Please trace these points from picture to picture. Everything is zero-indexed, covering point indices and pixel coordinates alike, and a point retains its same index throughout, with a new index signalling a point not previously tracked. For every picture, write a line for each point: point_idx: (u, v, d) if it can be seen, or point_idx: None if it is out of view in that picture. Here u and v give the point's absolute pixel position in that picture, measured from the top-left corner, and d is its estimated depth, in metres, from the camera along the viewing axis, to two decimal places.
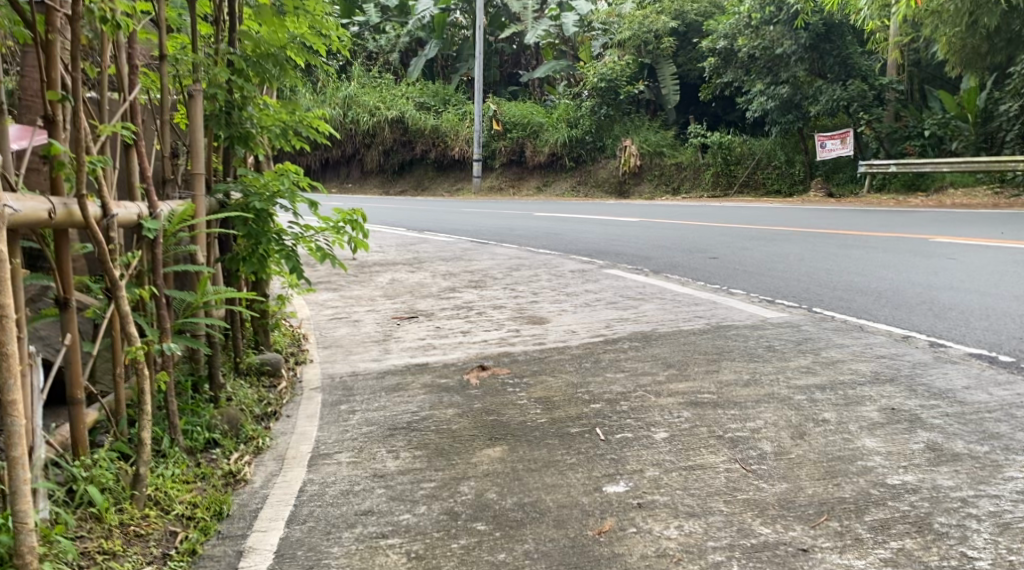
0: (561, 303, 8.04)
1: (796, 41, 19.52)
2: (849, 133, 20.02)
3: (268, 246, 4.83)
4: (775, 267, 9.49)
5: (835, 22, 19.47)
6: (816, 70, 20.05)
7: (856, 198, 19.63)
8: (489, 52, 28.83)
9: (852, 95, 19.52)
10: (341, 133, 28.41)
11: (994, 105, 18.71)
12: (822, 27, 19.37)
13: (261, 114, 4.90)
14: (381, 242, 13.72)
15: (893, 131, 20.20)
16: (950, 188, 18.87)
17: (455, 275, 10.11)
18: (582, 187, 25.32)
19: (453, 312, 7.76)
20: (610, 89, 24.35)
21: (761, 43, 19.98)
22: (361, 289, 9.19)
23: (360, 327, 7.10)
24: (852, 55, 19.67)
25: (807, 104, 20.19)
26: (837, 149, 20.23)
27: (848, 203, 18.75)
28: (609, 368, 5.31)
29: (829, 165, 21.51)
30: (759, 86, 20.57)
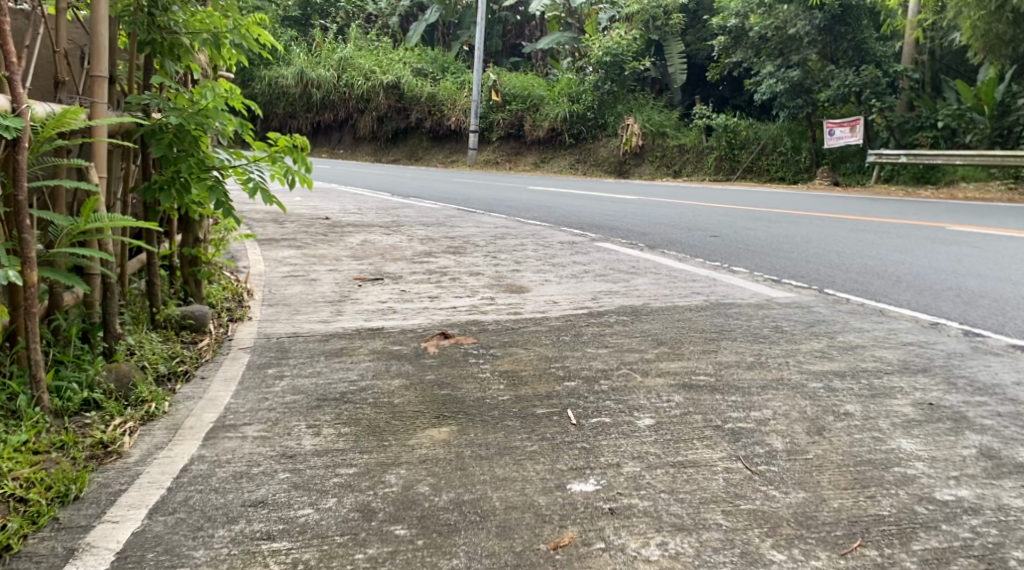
0: (545, 273, 7.29)
1: (809, 21, 18.71)
2: (858, 121, 19.20)
3: (190, 173, 4.20)
4: (781, 248, 8.75)
5: (851, 4, 18.62)
6: (826, 54, 19.30)
7: (863, 189, 18.85)
8: (492, 21, 27.92)
9: (865, 82, 18.60)
10: (336, 97, 27.64)
11: (1011, 98, 17.90)
12: (838, 8, 18.54)
13: (187, 16, 4.27)
14: (362, 204, 12.99)
15: (906, 121, 19.34)
16: (960, 182, 18.12)
17: (434, 241, 9.37)
18: (581, 165, 24.49)
19: (424, 277, 7.04)
20: (615, 64, 23.36)
21: (772, 23, 19.23)
22: (329, 248, 8.47)
23: (316, 287, 6.38)
24: (867, 40, 18.93)
25: (816, 89, 19.39)
26: (845, 138, 19.44)
27: (853, 193, 17.99)
28: (590, 343, 4.57)
29: (835, 154, 20.68)
30: (767, 68, 19.76)
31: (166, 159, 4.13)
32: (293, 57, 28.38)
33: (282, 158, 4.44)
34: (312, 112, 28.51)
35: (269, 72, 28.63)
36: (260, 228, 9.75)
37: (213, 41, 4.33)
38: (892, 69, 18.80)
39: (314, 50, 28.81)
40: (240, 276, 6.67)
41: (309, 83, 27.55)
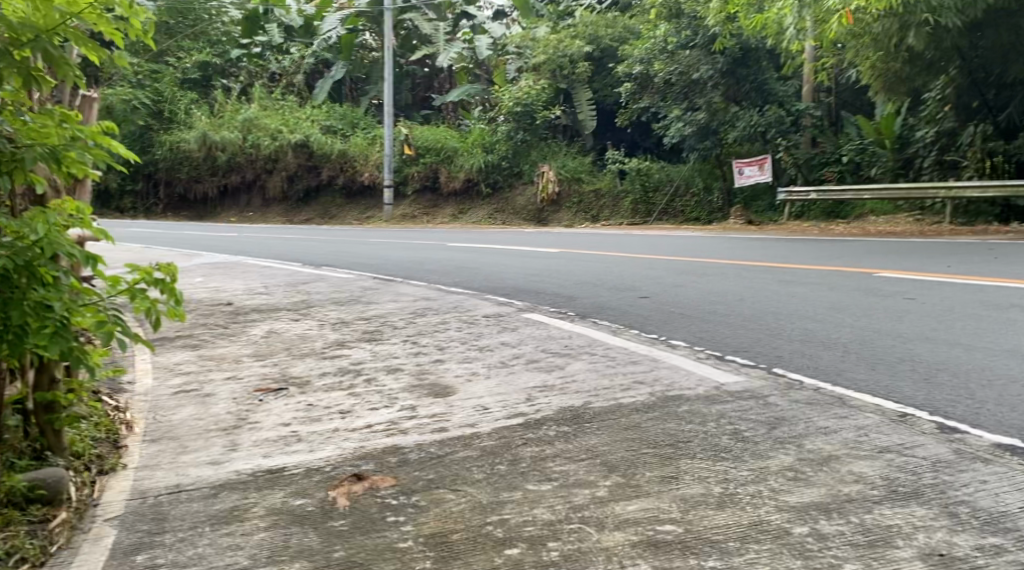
0: (471, 362, 6.68)
1: (713, 65, 18.67)
2: (766, 158, 19.16)
3: (26, 316, 3.96)
4: (716, 310, 8.27)
5: (751, 47, 18.71)
6: (733, 95, 19.23)
7: (777, 225, 18.70)
8: (399, 76, 27.54)
9: (770, 121, 18.70)
10: (240, 159, 26.70)
11: (910, 131, 18.01)
12: (738, 51, 18.56)
13: (21, 129, 4.27)
14: (270, 280, 12.26)
15: (811, 157, 19.12)
16: (870, 215, 18.01)
17: (348, 324, 8.71)
18: (499, 215, 23.86)
19: (336, 379, 6.36)
20: (525, 114, 23.05)
21: (676, 68, 19.12)
22: (231, 345, 7.77)
23: (215, 406, 5.68)
24: (768, 81, 19.03)
25: (724, 130, 19.29)
26: (755, 176, 19.29)
27: (772, 231, 17.74)
28: (532, 485, 4.01)
29: (747, 193, 20.46)
30: (674, 112, 19.62)
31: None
32: (194, 120, 27.50)
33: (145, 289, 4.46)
34: (217, 174, 27.55)
35: (169, 136, 27.63)
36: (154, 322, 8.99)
37: (51, 155, 4.26)
38: (798, 107, 18.80)
39: (217, 112, 27.99)
40: (123, 398, 5.99)
41: (212, 146, 26.69)
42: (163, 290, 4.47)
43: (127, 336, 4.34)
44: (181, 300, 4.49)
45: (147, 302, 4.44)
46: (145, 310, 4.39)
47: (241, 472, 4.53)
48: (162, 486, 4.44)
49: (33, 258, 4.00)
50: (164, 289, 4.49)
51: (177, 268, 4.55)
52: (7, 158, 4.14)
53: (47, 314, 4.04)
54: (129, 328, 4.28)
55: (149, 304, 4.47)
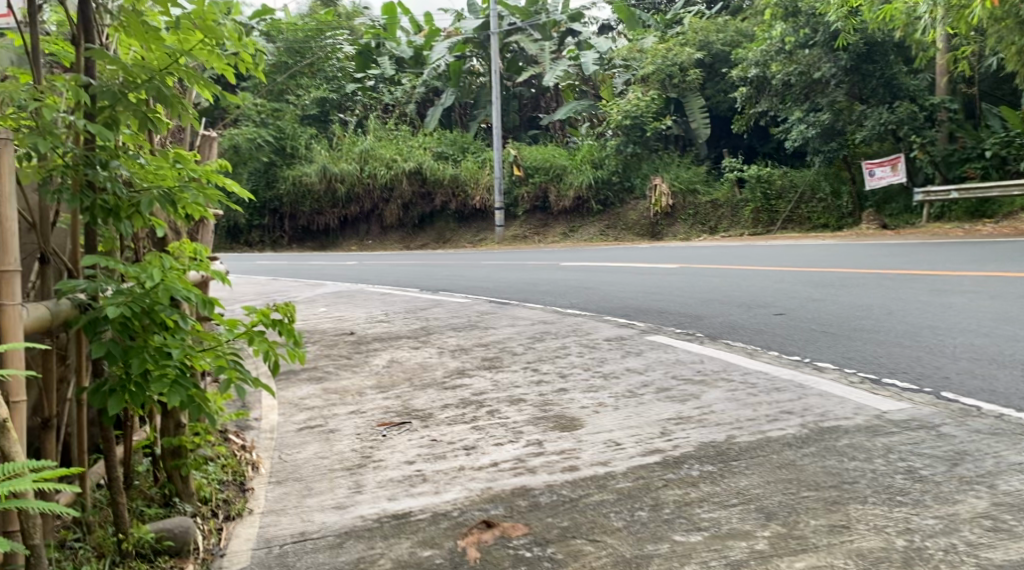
0: (598, 391, 6.27)
1: (835, 63, 17.85)
2: (900, 158, 18.16)
3: (145, 364, 3.75)
4: (862, 327, 7.68)
5: (877, 41, 17.79)
6: (856, 94, 18.33)
7: (914, 228, 17.79)
8: (507, 97, 27.50)
9: (902, 118, 17.54)
10: (357, 189, 26.98)
11: None
12: (863, 47, 17.70)
13: (138, 173, 4.01)
14: (389, 308, 12.12)
15: (951, 154, 18.24)
16: (1019, 213, 16.86)
17: (467, 351, 8.41)
18: (612, 231, 23.35)
19: (458, 411, 6.04)
20: (636, 126, 22.60)
21: (795, 69, 18.32)
22: (353, 376, 7.56)
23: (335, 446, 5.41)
24: (898, 75, 17.93)
25: (850, 130, 18.44)
26: (888, 177, 18.35)
27: (910, 234, 16.77)
28: (686, 539, 3.60)
29: (879, 196, 19.65)
30: (795, 114, 18.86)
31: (112, 355, 3.70)
32: (314, 153, 27.94)
33: (263, 331, 4.23)
34: (337, 206, 27.89)
35: (291, 171, 28.12)
36: None
37: (167, 198, 3.98)
38: (930, 102, 17.81)
39: (335, 145, 28.41)
40: (250, 437, 5.81)
41: (332, 178, 27.02)
42: (282, 332, 4.24)
43: (245, 382, 4.12)
44: (301, 341, 4.25)
45: (265, 345, 4.17)
46: (265, 354, 4.13)
47: (366, 519, 4.23)
48: (287, 534, 4.19)
49: (153, 303, 3.78)
50: (283, 330, 4.25)
51: (295, 307, 4.34)
52: (125, 203, 3.88)
53: (167, 361, 3.81)
54: (249, 374, 4.04)
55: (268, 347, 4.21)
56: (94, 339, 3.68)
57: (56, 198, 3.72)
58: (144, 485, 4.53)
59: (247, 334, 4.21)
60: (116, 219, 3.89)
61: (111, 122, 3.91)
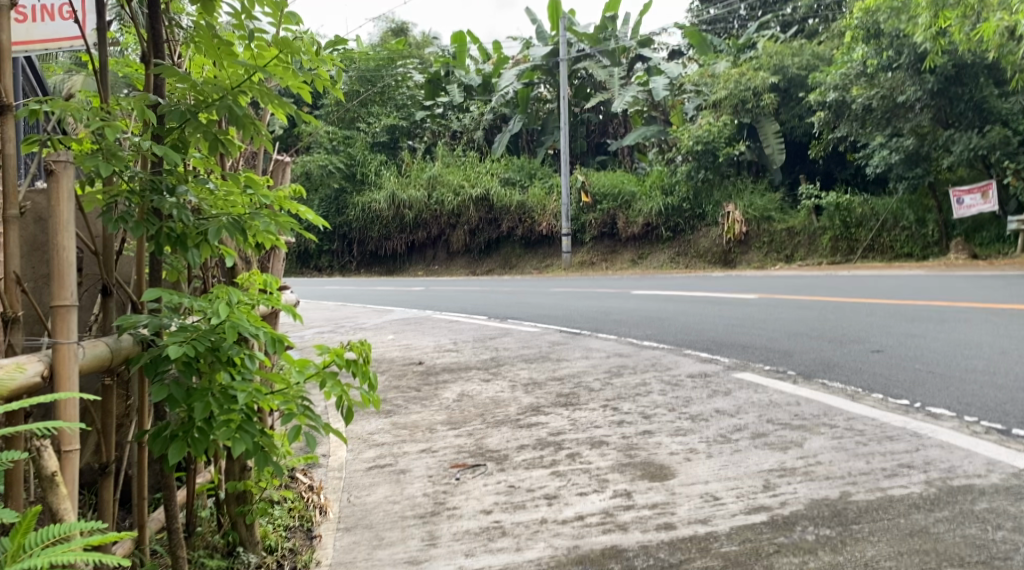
0: (687, 435, 5.77)
1: (921, 86, 17.16)
2: (990, 185, 17.70)
3: (212, 406, 3.29)
4: (973, 369, 7.14)
5: (965, 64, 16.99)
6: (943, 119, 17.61)
7: (1006, 258, 16.97)
8: (575, 123, 27.17)
9: (993, 142, 16.76)
10: (424, 214, 26.81)
11: None
12: (950, 69, 16.92)
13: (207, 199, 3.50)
14: (458, 337, 11.75)
15: None
16: None
17: (541, 385, 7.97)
18: (682, 258, 22.74)
19: (535, 453, 5.59)
20: (708, 152, 21.99)
21: (878, 92, 17.72)
22: (422, 412, 7.17)
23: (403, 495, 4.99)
24: (988, 98, 17.10)
25: (937, 155, 17.81)
26: (978, 205, 17.89)
27: (1003, 265, 15.98)
28: None
29: (968, 224, 18.91)
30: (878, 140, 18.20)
31: (174, 399, 3.24)
32: (383, 180, 27.86)
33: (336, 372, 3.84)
34: (406, 232, 27.70)
35: (361, 197, 28.14)
36: None
37: (235, 226, 3.41)
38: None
39: (404, 171, 28.31)
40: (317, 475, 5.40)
41: (401, 205, 26.99)
42: (356, 373, 3.85)
43: (316, 429, 3.71)
44: (378, 383, 3.87)
45: (338, 390, 3.76)
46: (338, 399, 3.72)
47: None
48: None
49: (219, 342, 3.32)
50: (356, 371, 3.86)
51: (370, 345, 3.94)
52: (193, 233, 3.38)
53: (234, 405, 3.36)
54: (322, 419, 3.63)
55: (340, 392, 3.81)
56: (155, 381, 3.23)
57: (118, 226, 3.24)
58: (207, 532, 4.08)
59: (317, 376, 3.81)
60: (183, 250, 3.40)
61: (181, 144, 3.44)
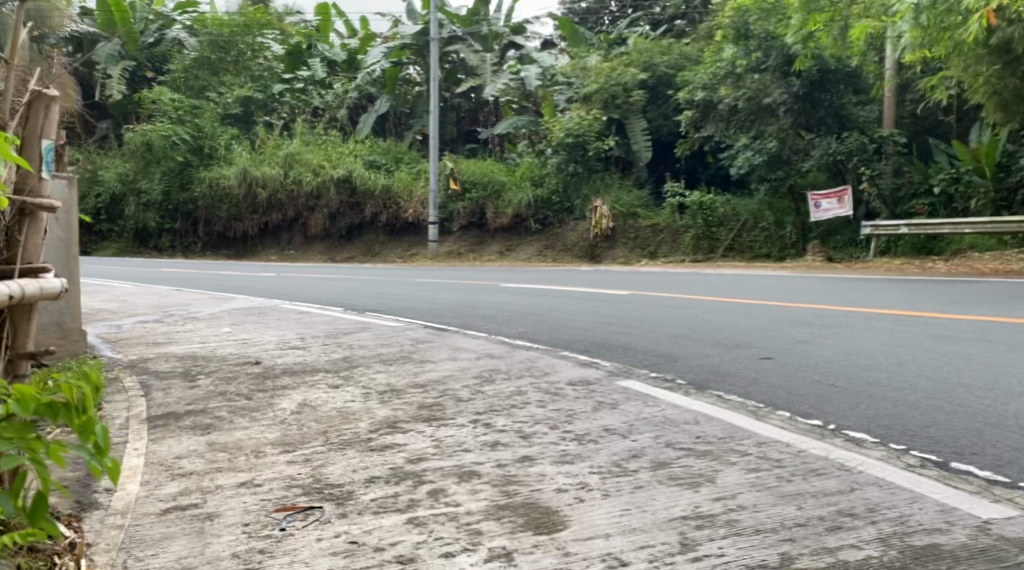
0: (574, 462, 4.77)
1: (787, 89, 16.56)
2: (846, 191, 17.06)
3: None
4: (877, 378, 6.41)
5: (831, 68, 16.62)
6: (803, 123, 17.11)
7: (861, 264, 16.51)
8: (445, 108, 26.05)
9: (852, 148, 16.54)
10: (279, 195, 25.10)
11: (1013, 158, 16.39)
12: (817, 73, 16.48)
13: None
14: (307, 331, 10.48)
15: (897, 190, 17.08)
16: (971, 250, 15.99)
17: (399, 393, 6.86)
18: (550, 251, 21.81)
19: (388, 494, 4.51)
20: (577, 145, 21.16)
21: (744, 93, 17.05)
22: (252, 431, 5.95)
23: (217, 564, 3.85)
24: (846, 105, 16.76)
25: (799, 159, 17.21)
26: (834, 210, 17.23)
27: (857, 269, 15.69)
28: None
29: (824, 227, 18.50)
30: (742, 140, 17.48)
31: None
32: (233, 156, 26.04)
33: None
34: (257, 213, 25.92)
35: (209, 172, 26.26)
36: (158, 395, 7.23)
37: None
38: (880, 133, 16.51)
39: (257, 148, 26.49)
40: (91, 538, 4.24)
41: (252, 182, 25.22)
42: None
43: None
44: None
45: None
46: None
47: None
48: None
49: None
50: None
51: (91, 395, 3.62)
52: None
53: None
54: None
55: None
56: None
57: None
58: None
59: None
60: None
61: None
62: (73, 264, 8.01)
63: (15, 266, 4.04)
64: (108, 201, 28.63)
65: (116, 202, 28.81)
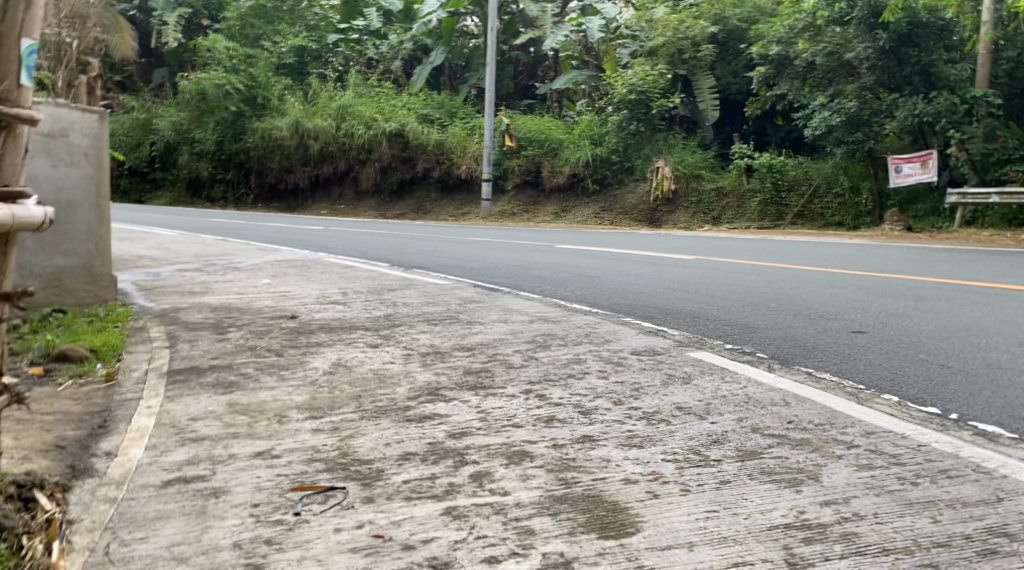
0: (645, 446, 4.03)
1: (872, 43, 15.62)
2: (932, 154, 15.92)
3: None
4: (996, 359, 5.55)
5: (921, 20, 15.30)
6: (885, 81, 16.06)
7: (946, 234, 15.41)
8: (502, 62, 25.08)
9: (940, 110, 15.14)
10: (332, 147, 24.46)
11: None
12: (906, 26, 15.20)
13: None
14: (350, 286, 9.83)
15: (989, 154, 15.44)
16: None
17: (443, 356, 6.16)
18: (607, 214, 20.73)
19: (423, 476, 3.81)
20: (641, 102, 20.06)
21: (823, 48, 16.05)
22: (278, 393, 5.29)
23: (213, 556, 3.20)
24: (937, 63, 15.39)
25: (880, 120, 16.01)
26: (916, 175, 16.18)
27: (940, 239, 14.62)
28: None
29: (904, 194, 17.32)
30: (819, 98, 16.31)
31: None
32: (288, 107, 25.51)
33: None
34: (309, 165, 25.30)
35: (262, 123, 25.79)
36: (183, 347, 6.63)
37: None
38: (972, 93, 15.13)
39: (312, 99, 25.92)
40: (72, 511, 3.65)
41: (305, 135, 24.65)
42: None
43: None
44: None
45: None
46: None
47: None
48: None
49: None
50: None
51: None
52: None
53: None
54: None
55: None
56: None
57: None
58: None
59: None
60: None
61: None
62: (104, 205, 7.40)
63: None
64: (163, 149, 28.38)
65: (171, 151, 28.57)
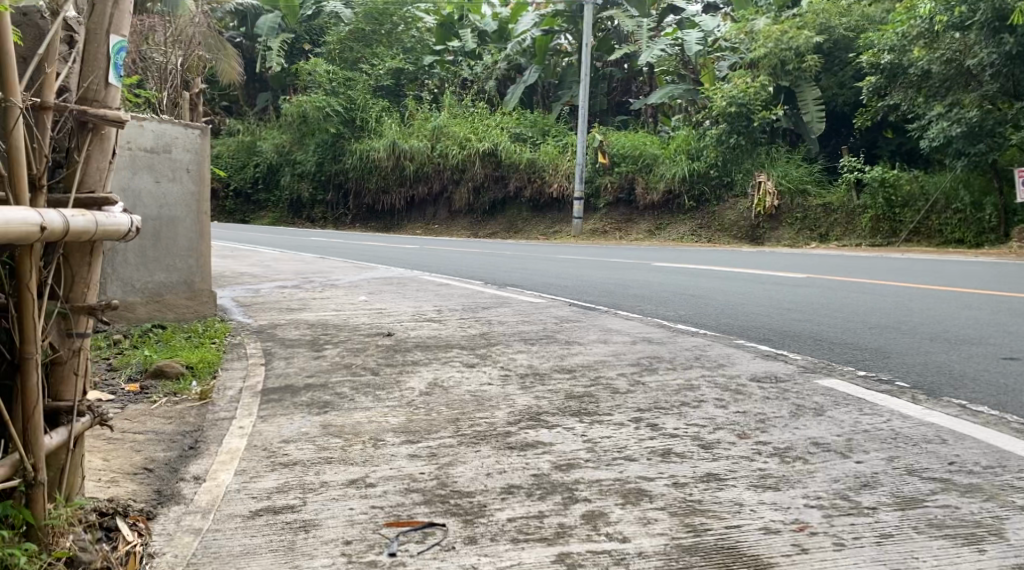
0: (780, 487, 3.56)
1: (996, 48, 14.51)
2: None
3: None
4: None
5: None
6: (1010, 90, 15.07)
7: None
8: (596, 78, 24.80)
9: None
10: (426, 166, 24.42)
11: None
12: None
13: None
14: (445, 303, 9.53)
15: None
16: None
17: (546, 377, 5.77)
18: (704, 231, 20.24)
19: (529, 514, 3.41)
20: (742, 115, 19.39)
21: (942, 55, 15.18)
22: (373, 414, 4.97)
23: None
24: None
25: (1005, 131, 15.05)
26: None
27: None
28: None
29: None
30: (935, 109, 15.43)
31: None
32: (384, 127, 25.60)
33: None
34: (404, 185, 25.30)
35: (360, 144, 25.94)
36: (278, 364, 6.40)
37: None
38: None
39: (408, 120, 25.95)
40: (154, 543, 3.38)
41: (401, 154, 24.72)
42: None
43: None
44: None
45: None
46: None
47: None
48: None
49: None
50: None
51: None
52: None
53: None
54: None
55: None
56: None
57: None
58: None
59: None
60: None
61: None
62: (204, 220, 7.21)
63: (70, 194, 3.16)
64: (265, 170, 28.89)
65: (272, 172, 29.11)
